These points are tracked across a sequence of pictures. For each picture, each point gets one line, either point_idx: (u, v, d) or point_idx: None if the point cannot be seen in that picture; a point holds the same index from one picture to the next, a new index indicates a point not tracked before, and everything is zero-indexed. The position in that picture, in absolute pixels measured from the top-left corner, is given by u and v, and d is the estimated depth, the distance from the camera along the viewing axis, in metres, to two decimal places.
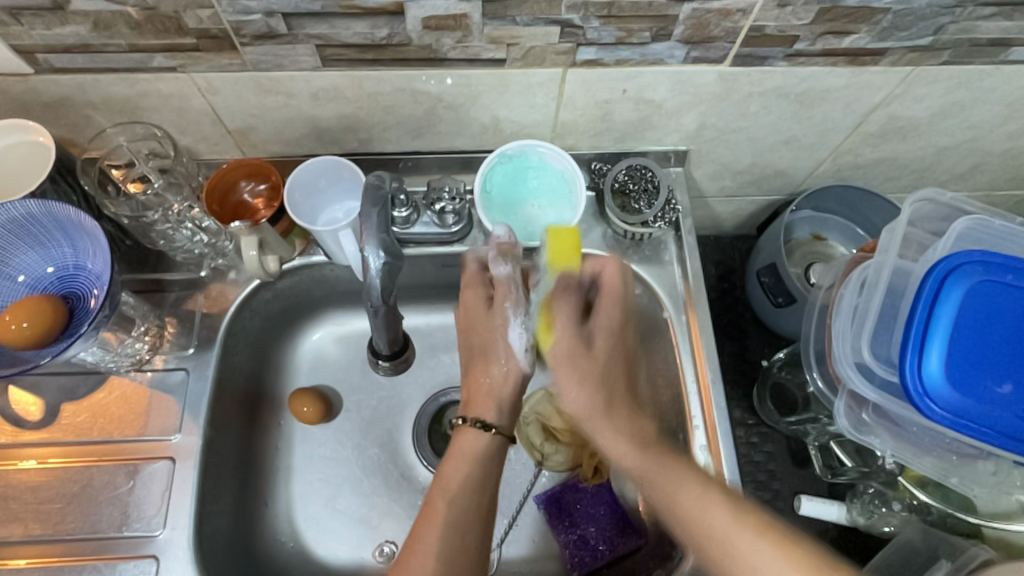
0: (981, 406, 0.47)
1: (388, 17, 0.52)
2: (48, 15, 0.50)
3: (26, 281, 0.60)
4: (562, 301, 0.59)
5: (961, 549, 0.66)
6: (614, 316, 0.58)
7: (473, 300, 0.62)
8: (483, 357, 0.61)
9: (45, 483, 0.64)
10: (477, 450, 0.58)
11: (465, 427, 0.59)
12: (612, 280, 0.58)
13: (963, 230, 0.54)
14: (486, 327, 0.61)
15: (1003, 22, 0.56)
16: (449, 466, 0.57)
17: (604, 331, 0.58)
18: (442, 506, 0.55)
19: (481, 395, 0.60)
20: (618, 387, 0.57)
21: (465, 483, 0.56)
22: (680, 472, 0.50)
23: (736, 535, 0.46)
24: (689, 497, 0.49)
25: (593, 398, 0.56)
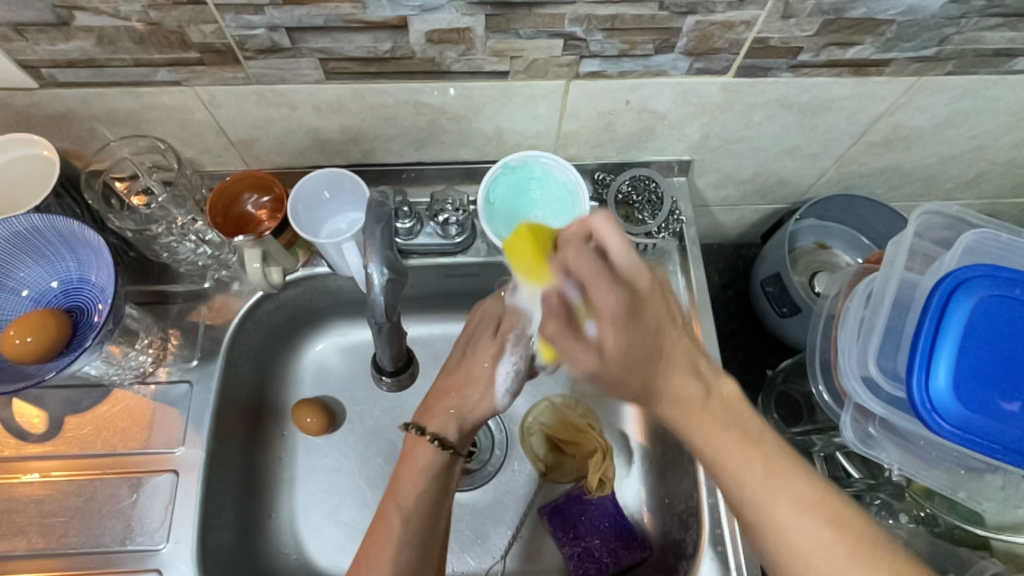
0: (990, 423, 0.47)
1: (391, 31, 0.52)
2: (52, 31, 0.51)
3: (29, 295, 0.60)
4: (550, 328, 0.51)
5: (968, 563, 0.65)
6: (613, 303, 0.47)
7: (487, 317, 0.64)
8: (466, 369, 0.64)
9: (48, 496, 0.64)
10: (429, 465, 0.58)
11: (421, 440, 0.59)
12: (584, 268, 0.48)
13: (971, 242, 0.53)
14: (483, 347, 0.63)
15: (1008, 33, 0.56)
16: (402, 481, 0.57)
17: (608, 323, 0.48)
18: (397, 521, 0.55)
19: (440, 406, 0.63)
20: (647, 366, 0.48)
21: (418, 498, 0.56)
22: (722, 431, 0.46)
23: (781, 503, 0.43)
24: (738, 459, 0.45)
25: (632, 390, 0.49)
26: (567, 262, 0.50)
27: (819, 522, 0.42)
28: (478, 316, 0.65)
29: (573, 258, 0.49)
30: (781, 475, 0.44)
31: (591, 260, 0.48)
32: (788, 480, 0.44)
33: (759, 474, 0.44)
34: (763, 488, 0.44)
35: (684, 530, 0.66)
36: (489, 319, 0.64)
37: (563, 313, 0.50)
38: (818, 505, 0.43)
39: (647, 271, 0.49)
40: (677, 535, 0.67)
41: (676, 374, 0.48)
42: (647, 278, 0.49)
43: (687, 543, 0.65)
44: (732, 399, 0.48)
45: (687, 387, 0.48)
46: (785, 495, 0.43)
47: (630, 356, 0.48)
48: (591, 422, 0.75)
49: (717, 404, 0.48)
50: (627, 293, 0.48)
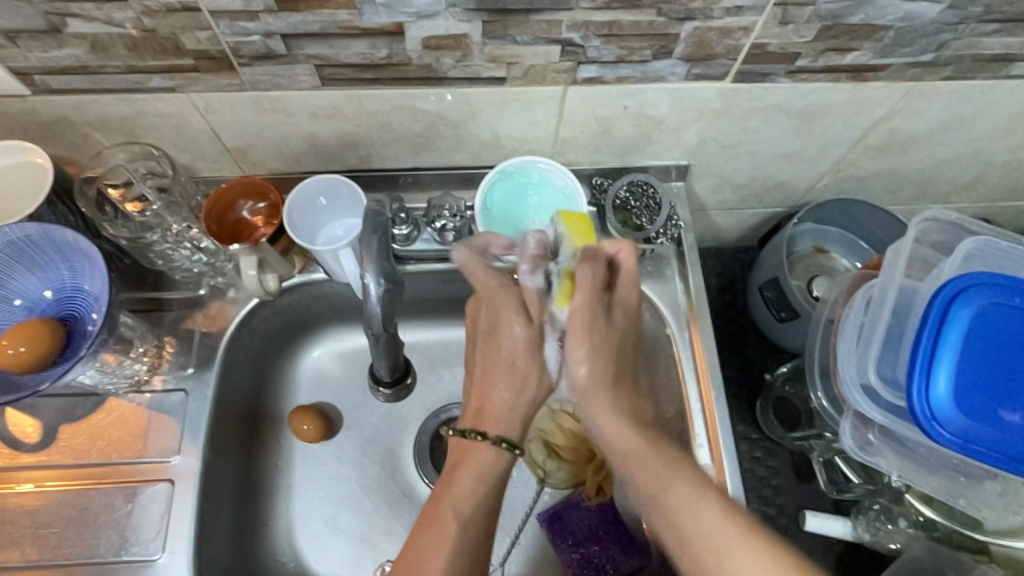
0: (990, 432, 0.47)
1: (387, 38, 0.52)
2: (45, 38, 0.50)
3: (23, 304, 0.59)
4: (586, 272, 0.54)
5: (967, 568, 0.65)
6: (634, 296, 0.59)
7: (501, 308, 0.57)
8: (498, 366, 0.57)
9: (42, 507, 0.63)
10: (491, 467, 0.55)
11: (479, 442, 0.55)
12: (627, 259, 0.57)
13: (971, 250, 0.53)
14: (513, 341, 0.57)
15: (1006, 38, 0.55)
16: (458, 479, 0.54)
17: (620, 311, 0.58)
18: (454, 525, 0.52)
19: (499, 409, 0.57)
20: (617, 366, 0.58)
21: (475, 503, 0.54)
22: (661, 450, 0.52)
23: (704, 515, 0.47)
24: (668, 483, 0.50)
25: (598, 369, 0.57)
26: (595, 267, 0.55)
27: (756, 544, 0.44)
28: (485, 309, 0.58)
29: (623, 250, 0.57)
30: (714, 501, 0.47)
31: (633, 257, 0.57)
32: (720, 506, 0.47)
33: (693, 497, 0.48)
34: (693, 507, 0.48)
35: None
36: (515, 307, 0.57)
37: (590, 316, 0.55)
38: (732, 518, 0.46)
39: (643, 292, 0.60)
40: None
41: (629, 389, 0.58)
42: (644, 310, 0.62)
43: None
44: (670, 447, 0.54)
45: (631, 401, 0.58)
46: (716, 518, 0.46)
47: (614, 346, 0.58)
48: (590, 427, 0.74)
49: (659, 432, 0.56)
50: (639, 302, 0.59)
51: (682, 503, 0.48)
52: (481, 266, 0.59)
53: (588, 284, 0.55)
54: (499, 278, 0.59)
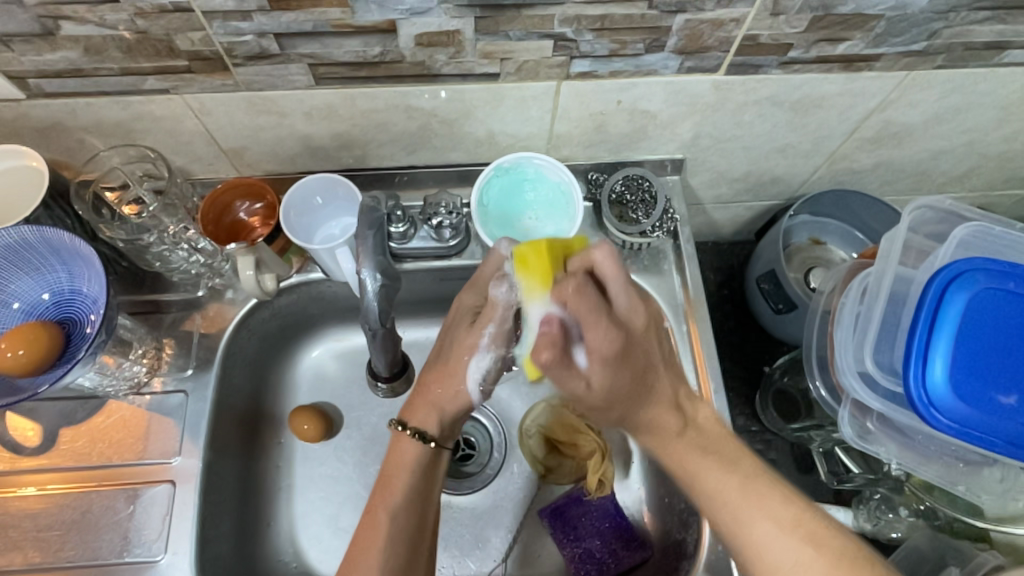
0: (987, 417, 0.47)
1: (380, 36, 0.52)
2: (39, 41, 0.50)
3: (21, 308, 0.59)
4: (545, 358, 0.47)
5: (970, 557, 0.64)
6: (607, 341, 0.48)
7: (464, 308, 0.60)
8: (446, 367, 0.59)
9: (43, 510, 0.63)
10: (415, 461, 0.58)
11: (404, 436, 0.58)
12: (582, 311, 0.49)
13: (964, 237, 0.53)
14: (460, 341, 0.59)
15: (997, 26, 0.56)
16: (388, 477, 0.57)
17: (597, 361, 0.49)
18: (384, 519, 0.55)
19: (425, 404, 0.59)
20: (630, 404, 0.51)
21: (406, 494, 0.56)
22: (695, 457, 0.51)
23: (762, 524, 0.48)
24: (714, 479, 0.50)
25: (606, 416, 0.53)
26: (565, 295, 0.50)
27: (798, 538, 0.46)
28: (464, 304, 0.60)
29: (573, 299, 0.49)
30: (755, 501, 0.48)
31: (592, 300, 0.49)
32: (765, 506, 0.48)
33: (737, 496, 0.48)
34: (742, 512, 0.48)
35: (684, 530, 0.66)
36: (467, 311, 0.60)
37: (560, 344, 0.47)
38: (793, 520, 0.47)
39: (643, 311, 0.51)
40: (677, 535, 0.67)
41: (651, 408, 0.52)
42: (642, 321, 0.51)
43: (687, 543, 0.65)
44: (707, 423, 0.53)
45: (666, 419, 0.52)
46: (756, 507, 0.48)
47: (613, 395, 0.50)
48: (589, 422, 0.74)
49: (694, 435, 0.52)
50: (620, 335, 0.49)
51: (713, 488, 0.50)
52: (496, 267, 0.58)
53: (548, 369, 0.48)
54: (478, 289, 0.59)
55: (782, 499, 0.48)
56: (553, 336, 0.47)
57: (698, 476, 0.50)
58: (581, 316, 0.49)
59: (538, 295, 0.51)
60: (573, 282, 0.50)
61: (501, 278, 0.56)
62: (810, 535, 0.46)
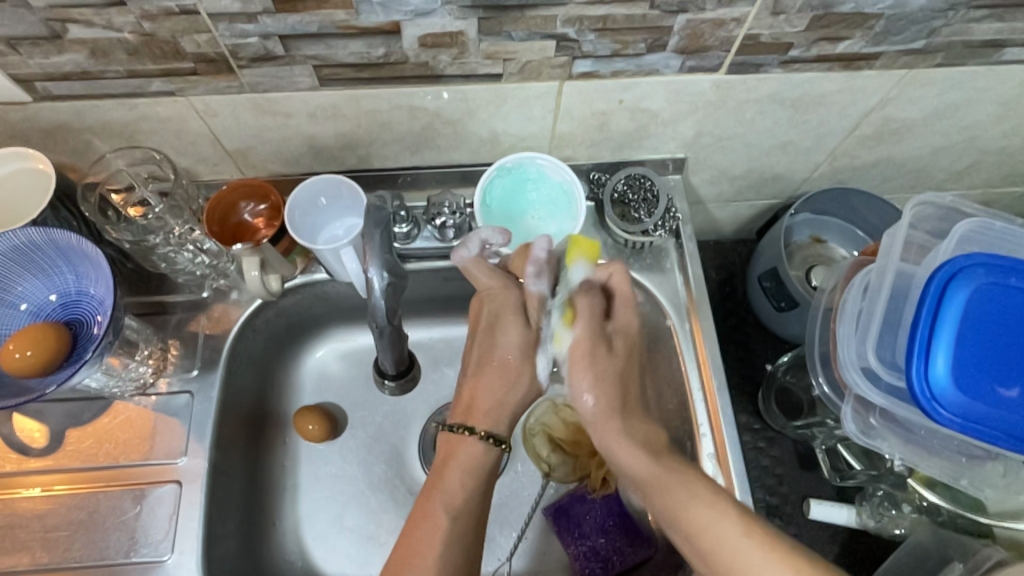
0: (990, 411, 0.47)
1: (384, 37, 0.53)
2: (45, 44, 0.51)
3: (28, 309, 0.60)
4: (587, 301, 0.58)
5: (973, 550, 0.64)
6: (632, 321, 0.60)
7: (501, 308, 0.60)
8: (495, 363, 0.60)
9: (51, 511, 0.63)
10: (478, 463, 0.57)
11: (466, 438, 0.58)
12: (623, 287, 0.59)
13: (966, 232, 0.54)
14: (507, 340, 0.60)
15: (995, 24, 0.56)
16: (447, 475, 0.56)
17: (621, 336, 0.60)
18: (445, 518, 0.54)
19: (486, 405, 0.59)
20: (628, 395, 0.59)
21: (466, 495, 0.56)
22: (677, 471, 0.53)
23: (760, 563, 0.45)
24: (706, 515, 0.49)
25: (605, 395, 0.58)
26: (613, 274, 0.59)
27: (762, 542, 0.46)
28: (489, 309, 0.60)
29: (618, 277, 0.59)
30: (751, 538, 0.47)
31: (630, 287, 0.60)
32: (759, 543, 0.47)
33: (734, 535, 0.48)
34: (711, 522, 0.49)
35: None
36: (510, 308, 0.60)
37: (595, 307, 0.59)
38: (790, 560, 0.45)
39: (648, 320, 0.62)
40: None
41: (641, 414, 0.59)
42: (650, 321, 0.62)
43: None
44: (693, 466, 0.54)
45: (648, 429, 0.58)
46: (730, 522, 0.48)
47: (620, 375, 0.59)
48: None
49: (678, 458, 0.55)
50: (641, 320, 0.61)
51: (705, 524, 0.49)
52: (484, 267, 0.61)
53: (586, 317, 0.58)
54: (503, 276, 0.60)
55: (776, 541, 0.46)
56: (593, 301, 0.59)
57: (672, 492, 0.52)
58: (618, 297, 0.60)
59: (584, 258, 0.58)
60: (620, 271, 0.59)
61: (535, 272, 0.58)
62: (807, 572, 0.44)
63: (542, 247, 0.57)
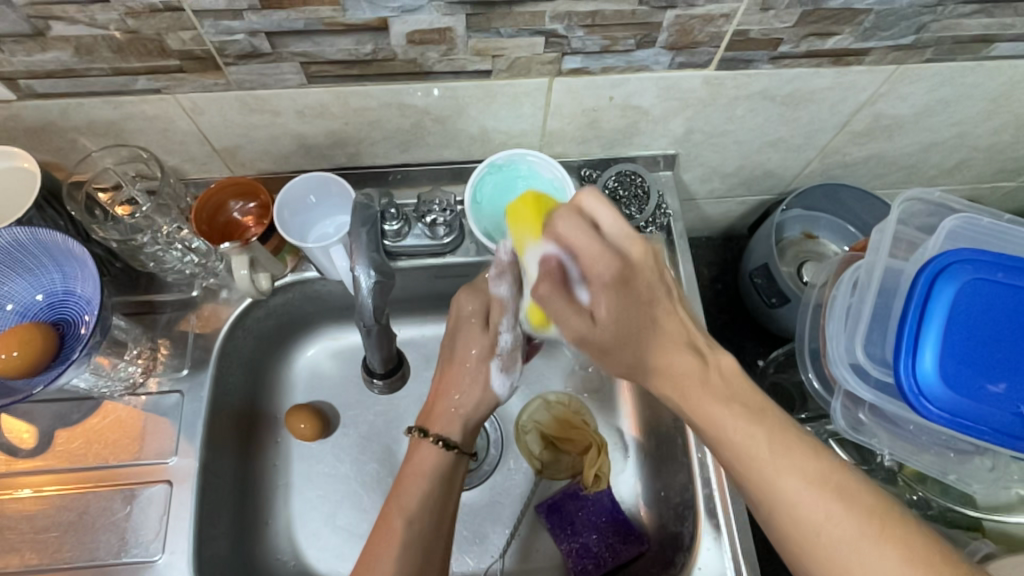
0: (977, 405, 0.47)
1: (371, 34, 0.52)
2: (29, 42, 0.50)
3: (14, 309, 0.59)
4: (543, 290, 0.49)
5: (963, 544, 0.66)
6: (606, 271, 0.48)
7: (467, 312, 0.61)
8: (456, 365, 0.61)
9: (40, 512, 0.63)
10: (435, 466, 0.57)
11: (423, 441, 0.58)
12: (577, 238, 0.49)
13: (953, 228, 0.54)
14: (468, 345, 0.61)
15: (984, 20, 0.56)
16: (405, 483, 0.56)
17: (599, 291, 0.48)
18: (400, 524, 0.53)
19: (440, 410, 0.60)
20: (638, 343, 0.48)
21: (423, 500, 0.55)
22: (718, 408, 0.45)
23: (789, 479, 0.42)
24: (739, 432, 0.44)
25: (623, 363, 0.48)
26: (558, 231, 0.50)
27: (828, 497, 0.41)
28: (456, 311, 0.62)
29: (568, 233, 0.49)
30: (786, 456, 0.43)
31: (586, 232, 0.49)
32: (794, 461, 0.43)
33: (765, 452, 0.43)
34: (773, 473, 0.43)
35: (680, 523, 0.66)
36: (472, 316, 0.61)
37: (555, 278, 0.50)
38: (823, 475, 0.42)
39: (641, 241, 0.49)
40: (673, 527, 0.67)
41: (669, 347, 0.47)
42: (642, 248, 0.49)
43: (684, 536, 0.65)
44: (731, 372, 0.47)
45: (681, 363, 0.47)
46: (794, 473, 0.42)
47: (621, 329, 0.48)
48: (585, 419, 0.76)
49: (717, 382, 0.46)
50: (619, 260, 0.48)
51: (736, 437, 0.44)
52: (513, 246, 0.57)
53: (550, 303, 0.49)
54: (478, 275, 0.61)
55: (811, 454, 0.43)
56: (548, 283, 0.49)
57: (723, 434, 0.45)
58: (579, 254, 0.49)
59: (531, 238, 0.52)
60: (564, 218, 0.50)
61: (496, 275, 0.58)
62: (840, 490, 0.42)
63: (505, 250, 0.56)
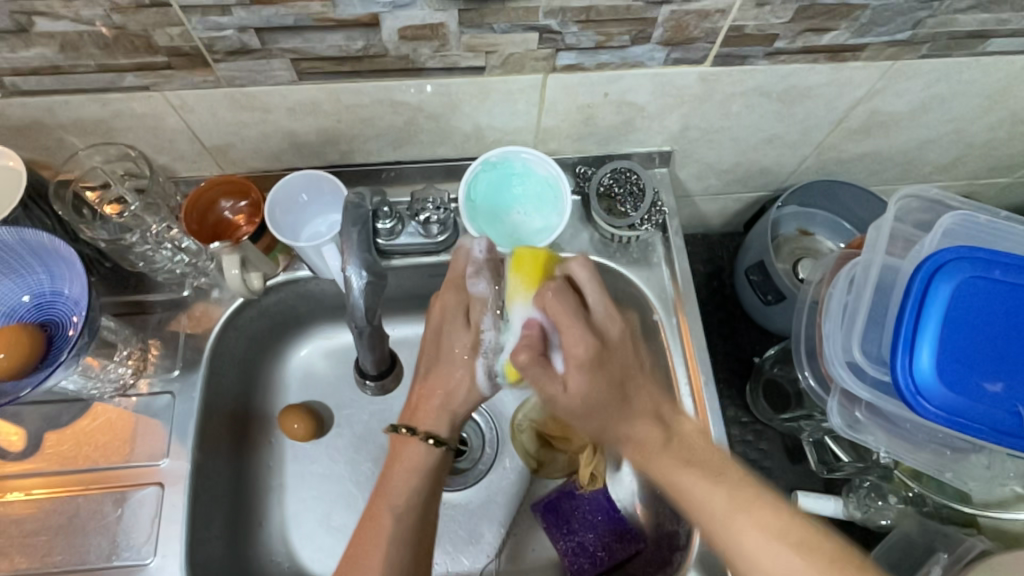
0: (973, 404, 0.47)
1: (363, 30, 0.51)
2: (12, 38, 0.49)
3: (2, 311, 0.58)
4: (522, 359, 0.53)
5: (957, 541, 0.65)
6: (582, 349, 0.52)
7: (449, 307, 0.59)
8: (443, 361, 0.59)
9: (29, 515, 0.62)
10: (423, 462, 0.57)
11: (411, 439, 0.57)
12: (558, 314, 0.53)
13: (951, 225, 0.54)
14: (455, 343, 0.59)
15: (981, 15, 0.56)
16: (392, 478, 0.56)
17: (574, 368, 0.52)
18: (389, 520, 0.54)
19: (427, 407, 0.59)
20: (609, 416, 0.53)
21: (410, 496, 0.55)
22: (681, 470, 0.50)
23: (751, 534, 0.46)
24: (701, 491, 0.49)
25: (590, 427, 0.54)
26: (544, 302, 0.54)
27: (796, 550, 0.45)
28: (438, 308, 0.60)
29: (552, 301, 0.53)
30: (750, 511, 0.47)
31: (567, 309, 0.53)
32: (755, 516, 0.47)
33: (727, 508, 0.47)
34: (734, 531, 0.47)
35: (677, 522, 0.66)
36: (455, 309, 0.59)
37: (536, 345, 0.53)
38: (785, 529, 0.46)
39: (619, 321, 0.54)
40: (670, 527, 0.67)
41: (632, 417, 0.53)
42: (618, 330, 0.54)
43: (680, 535, 0.65)
44: (691, 434, 0.53)
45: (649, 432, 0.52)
46: (758, 526, 0.46)
47: (590, 402, 0.52)
48: None
49: (679, 444, 0.52)
50: (596, 343, 0.52)
51: (697, 495, 0.49)
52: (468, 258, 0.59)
53: (528, 368, 0.53)
54: (454, 276, 0.59)
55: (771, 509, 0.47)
56: (530, 348, 0.53)
57: (687, 498, 0.49)
58: (558, 323, 0.53)
59: (520, 296, 0.55)
60: (551, 291, 0.54)
61: (477, 274, 0.58)
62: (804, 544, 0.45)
63: (480, 246, 0.59)
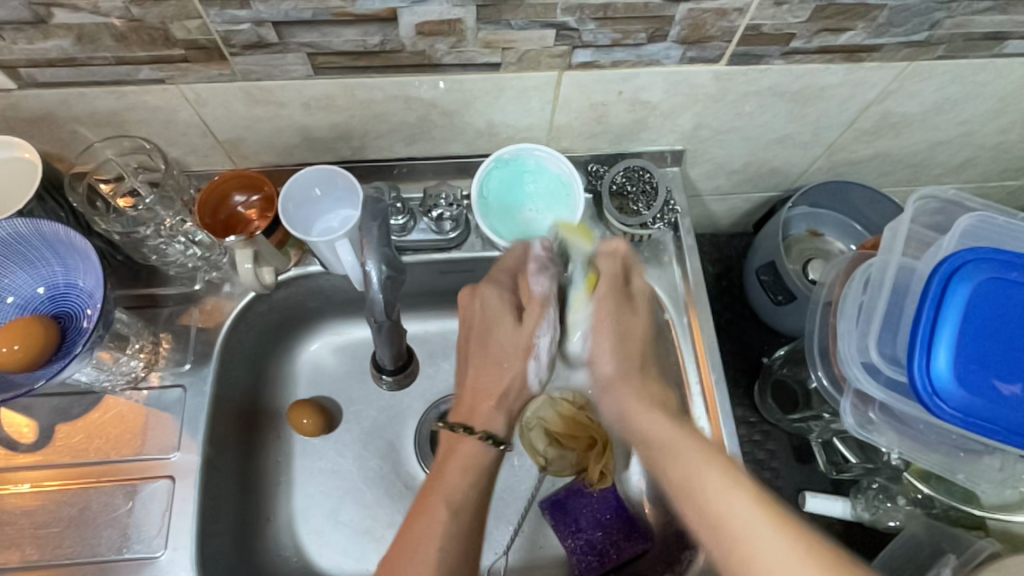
0: (990, 405, 0.47)
1: (380, 24, 0.51)
2: (30, 29, 0.49)
3: (15, 302, 0.59)
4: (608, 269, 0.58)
5: (966, 543, 0.64)
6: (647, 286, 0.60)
7: (502, 308, 0.58)
8: (490, 362, 0.57)
9: (40, 507, 0.62)
10: (478, 460, 0.55)
11: (465, 437, 0.55)
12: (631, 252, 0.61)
13: (967, 227, 0.54)
14: (506, 343, 0.57)
15: (998, 16, 0.56)
16: (449, 472, 0.54)
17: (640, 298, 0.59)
18: (443, 512, 0.52)
19: (486, 406, 0.56)
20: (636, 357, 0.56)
21: (467, 494, 0.53)
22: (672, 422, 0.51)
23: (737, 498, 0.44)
24: (693, 444, 0.48)
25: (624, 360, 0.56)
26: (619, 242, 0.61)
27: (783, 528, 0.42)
28: (479, 310, 0.58)
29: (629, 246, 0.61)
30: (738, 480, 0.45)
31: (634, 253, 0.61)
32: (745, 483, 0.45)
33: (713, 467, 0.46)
34: (718, 485, 0.45)
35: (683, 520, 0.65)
36: (502, 307, 0.58)
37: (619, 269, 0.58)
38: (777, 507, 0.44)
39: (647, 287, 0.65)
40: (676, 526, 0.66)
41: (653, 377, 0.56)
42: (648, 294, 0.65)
43: (688, 532, 0.64)
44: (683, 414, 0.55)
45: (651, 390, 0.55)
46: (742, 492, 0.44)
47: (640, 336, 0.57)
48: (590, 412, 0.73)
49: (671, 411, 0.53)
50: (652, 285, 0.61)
51: (691, 466, 0.47)
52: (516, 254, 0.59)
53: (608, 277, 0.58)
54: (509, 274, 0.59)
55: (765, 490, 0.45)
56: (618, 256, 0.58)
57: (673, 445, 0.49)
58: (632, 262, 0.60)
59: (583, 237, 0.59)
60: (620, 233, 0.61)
61: (539, 271, 0.58)
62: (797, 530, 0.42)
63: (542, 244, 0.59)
